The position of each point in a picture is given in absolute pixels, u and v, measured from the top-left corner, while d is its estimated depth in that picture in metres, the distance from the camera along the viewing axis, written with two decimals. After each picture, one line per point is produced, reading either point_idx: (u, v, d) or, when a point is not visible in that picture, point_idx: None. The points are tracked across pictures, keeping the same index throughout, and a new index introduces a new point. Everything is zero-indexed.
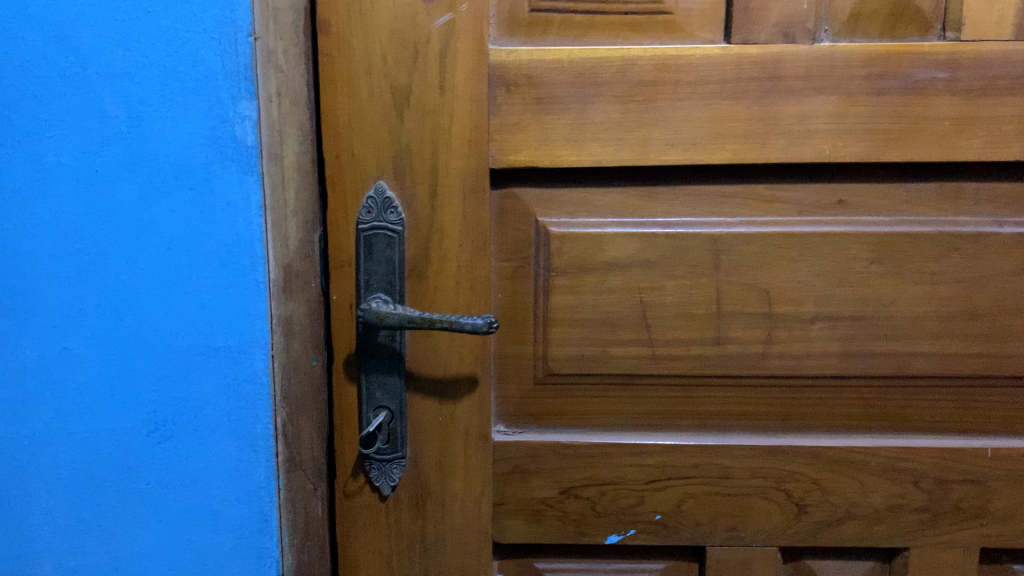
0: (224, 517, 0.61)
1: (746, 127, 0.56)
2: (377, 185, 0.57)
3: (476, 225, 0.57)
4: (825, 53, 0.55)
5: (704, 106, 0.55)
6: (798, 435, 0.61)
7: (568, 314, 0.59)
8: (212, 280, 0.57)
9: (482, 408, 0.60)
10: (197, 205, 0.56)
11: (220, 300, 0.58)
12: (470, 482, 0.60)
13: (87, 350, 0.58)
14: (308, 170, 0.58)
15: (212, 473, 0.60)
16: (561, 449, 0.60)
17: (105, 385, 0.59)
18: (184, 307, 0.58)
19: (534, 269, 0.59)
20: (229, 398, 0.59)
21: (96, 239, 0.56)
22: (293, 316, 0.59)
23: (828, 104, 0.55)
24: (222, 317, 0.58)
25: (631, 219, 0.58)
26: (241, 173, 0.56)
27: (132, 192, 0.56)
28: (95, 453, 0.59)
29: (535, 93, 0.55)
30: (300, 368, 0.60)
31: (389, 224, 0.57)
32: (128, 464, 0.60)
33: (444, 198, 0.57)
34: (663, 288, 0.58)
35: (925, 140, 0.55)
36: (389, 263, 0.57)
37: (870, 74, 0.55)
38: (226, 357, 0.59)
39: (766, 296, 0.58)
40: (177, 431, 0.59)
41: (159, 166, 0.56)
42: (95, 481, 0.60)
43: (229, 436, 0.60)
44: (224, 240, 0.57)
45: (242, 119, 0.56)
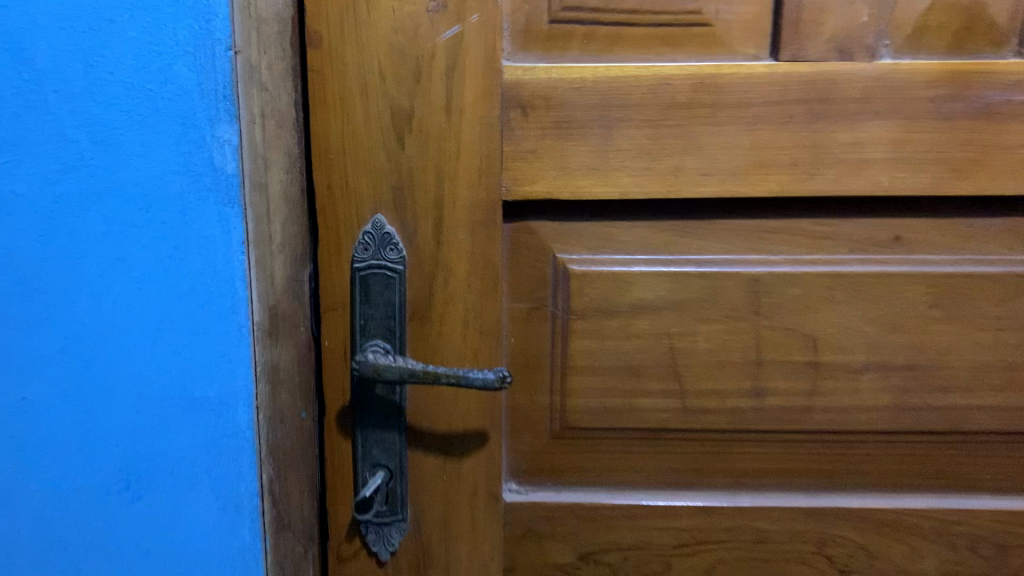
0: None
1: (793, 156, 0.49)
2: (375, 219, 0.50)
3: (486, 263, 0.51)
4: (886, 73, 0.48)
5: (746, 132, 0.49)
6: (843, 494, 0.55)
7: (589, 362, 0.52)
8: (190, 324, 0.50)
9: (491, 466, 0.53)
10: (172, 241, 0.49)
11: (198, 347, 0.51)
12: (478, 547, 0.54)
13: (50, 408, 0.49)
14: (296, 202, 0.52)
15: (190, 541, 0.53)
16: (579, 510, 0.54)
17: (60, 451, 0.50)
18: (157, 354, 0.50)
19: (551, 311, 0.52)
20: (208, 453, 0.52)
21: (58, 280, 0.48)
22: (280, 363, 0.53)
23: (887, 130, 0.49)
24: (201, 364, 0.51)
25: (660, 256, 0.51)
26: (221, 206, 0.50)
27: (92, 228, 0.48)
28: (47, 530, 0.51)
29: (555, 117, 0.49)
30: (288, 421, 0.54)
31: (389, 263, 0.51)
32: (99, 536, 0.52)
33: (451, 233, 0.50)
34: (696, 334, 0.52)
35: (996, 172, 0.49)
36: (389, 307, 0.51)
37: (936, 98, 0.48)
38: (205, 410, 0.52)
39: (811, 343, 0.52)
40: (148, 498, 0.52)
41: (125, 197, 0.48)
42: (61, 557, 0.51)
43: (210, 495, 0.53)
44: (202, 278, 0.50)
45: (222, 144, 0.49)
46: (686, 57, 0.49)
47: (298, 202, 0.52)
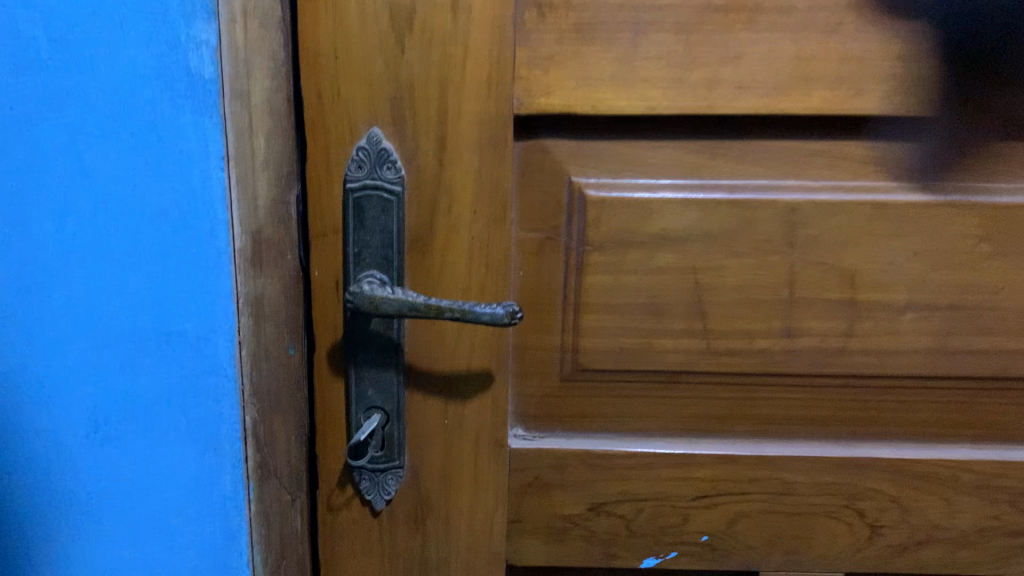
0: (182, 534, 0.49)
1: (814, 78, 0.44)
2: (371, 133, 0.45)
3: (493, 186, 0.46)
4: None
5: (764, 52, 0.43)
6: (875, 443, 0.51)
7: (605, 298, 0.48)
8: (163, 249, 0.45)
9: (496, 410, 0.49)
10: (142, 155, 0.44)
11: (172, 276, 0.46)
12: (480, 496, 0.50)
13: (9, 334, 0.45)
14: (282, 113, 0.45)
15: (166, 486, 0.49)
16: (591, 459, 0.50)
17: (23, 383, 0.46)
18: (127, 282, 0.46)
19: (564, 242, 0.47)
20: (185, 393, 0.48)
21: (16, 195, 0.44)
22: (264, 295, 0.47)
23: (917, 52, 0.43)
24: (175, 295, 0.46)
25: (688, 180, 0.46)
26: (196, 116, 0.44)
27: (54, 137, 0.43)
28: (11, 467, 0.47)
29: (573, 20, 0.43)
30: (274, 359, 0.48)
31: (386, 183, 0.46)
32: (62, 476, 0.47)
33: (455, 151, 0.45)
34: (724, 268, 0.47)
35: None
36: (385, 234, 0.46)
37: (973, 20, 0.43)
38: (182, 345, 0.47)
39: (850, 280, 0.47)
40: (120, 439, 0.47)
41: (90, 105, 0.43)
42: (22, 496, 0.47)
43: (187, 438, 0.48)
44: (176, 198, 0.45)
45: (197, 44, 0.43)
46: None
47: (284, 112, 0.45)
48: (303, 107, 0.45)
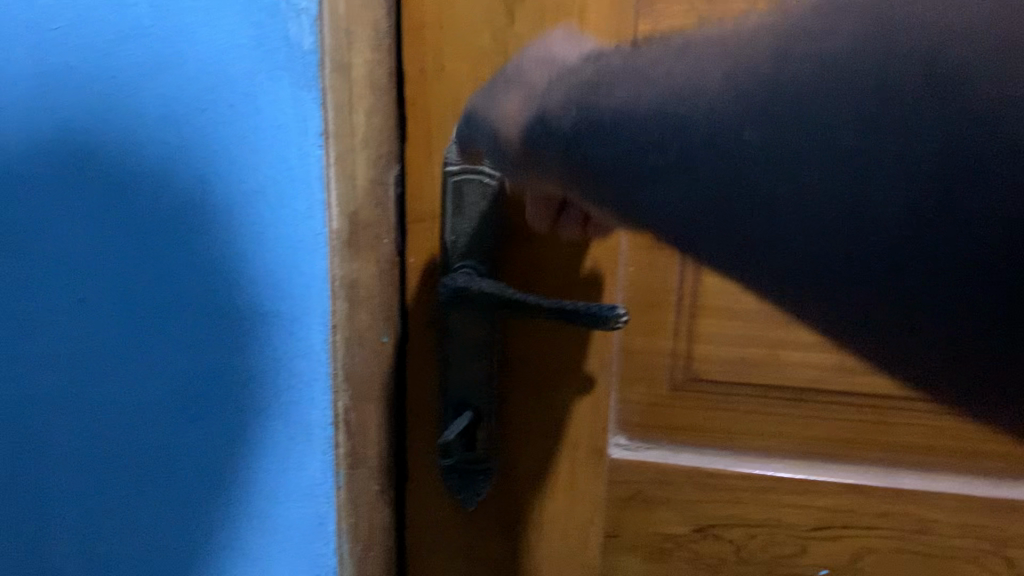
0: (270, 515, 0.48)
1: (737, 173, 0.28)
2: (473, 112, 0.42)
3: None
4: (794, 54, 0.27)
5: (624, 139, 0.32)
6: None
7: (722, 300, 0.44)
8: (259, 225, 0.43)
9: (597, 415, 0.45)
10: (238, 128, 0.42)
11: (265, 254, 0.44)
12: (576, 505, 0.47)
13: (108, 303, 0.45)
14: (381, 90, 0.44)
15: (255, 469, 0.47)
16: (698, 476, 0.45)
17: (120, 355, 0.45)
18: (223, 257, 0.44)
19: None
20: (277, 375, 0.46)
21: (116, 165, 0.43)
22: (359, 278, 0.45)
23: (820, 136, 0.26)
24: (271, 272, 0.44)
25: None
26: (292, 89, 0.41)
27: (151, 108, 0.42)
28: (108, 440, 0.47)
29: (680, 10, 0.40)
30: (367, 344, 0.46)
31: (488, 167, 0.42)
32: (155, 447, 0.47)
33: None
34: None
35: (996, 114, 0.24)
36: (483, 223, 0.43)
37: (864, 72, 0.25)
38: (275, 327, 0.45)
39: None
40: (211, 419, 0.46)
41: (185, 74, 0.41)
42: (120, 463, 0.47)
43: (278, 420, 0.46)
44: (273, 172, 0.43)
45: (288, 10, 0.40)
46: (496, 93, 0.40)
47: (383, 87, 0.44)
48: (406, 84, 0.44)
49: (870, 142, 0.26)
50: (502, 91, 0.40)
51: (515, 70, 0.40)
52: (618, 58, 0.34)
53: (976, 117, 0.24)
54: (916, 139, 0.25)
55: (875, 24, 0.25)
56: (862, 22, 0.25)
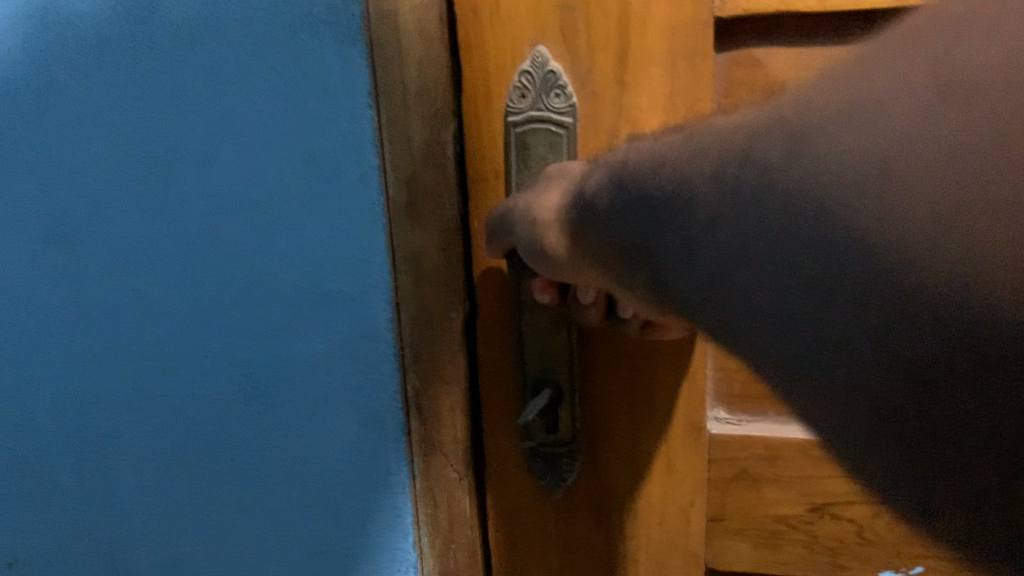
0: (344, 511, 0.44)
1: (719, 267, 0.22)
2: (535, 53, 0.36)
3: (690, 111, 0.36)
4: (757, 153, 0.21)
5: (652, 206, 0.26)
6: None
7: None
8: (311, 198, 0.40)
9: (694, 389, 0.41)
10: (283, 95, 0.38)
11: (322, 228, 0.40)
12: (675, 488, 0.42)
13: (163, 291, 0.42)
14: (435, 39, 0.38)
15: (329, 462, 0.44)
16: (811, 450, 0.40)
17: (181, 344, 0.43)
18: (275, 236, 0.41)
19: None
20: (342, 359, 0.42)
21: (160, 142, 0.40)
22: (423, 250, 0.41)
23: (800, 251, 0.20)
24: (328, 248, 0.40)
25: None
26: (339, 48, 0.38)
27: (192, 80, 0.39)
28: (178, 437, 0.44)
29: None
30: (435, 323, 0.42)
31: (554, 113, 0.37)
32: (221, 441, 0.44)
33: (640, 67, 0.36)
34: None
35: (978, 297, 0.16)
36: None
37: (871, 223, 0.18)
38: (337, 307, 0.41)
39: None
40: (281, 408, 0.43)
41: (225, 41, 0.38)
42: (188, 459, 0.45)
43: (346, 409, 0.43)
44: (322, 139, 0.39)
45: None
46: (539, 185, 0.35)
47: (436, 32, 0.38)
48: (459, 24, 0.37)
49: (873, 287, 0.18)
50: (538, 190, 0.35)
51: (565, 166, 0.35)
52: (636, 152, 0.29)
53: (952, 310, 0.17)
54: (900, 300, 0.18)
55: (835, 131, 0.19)
56: (793, 142, 0.20)
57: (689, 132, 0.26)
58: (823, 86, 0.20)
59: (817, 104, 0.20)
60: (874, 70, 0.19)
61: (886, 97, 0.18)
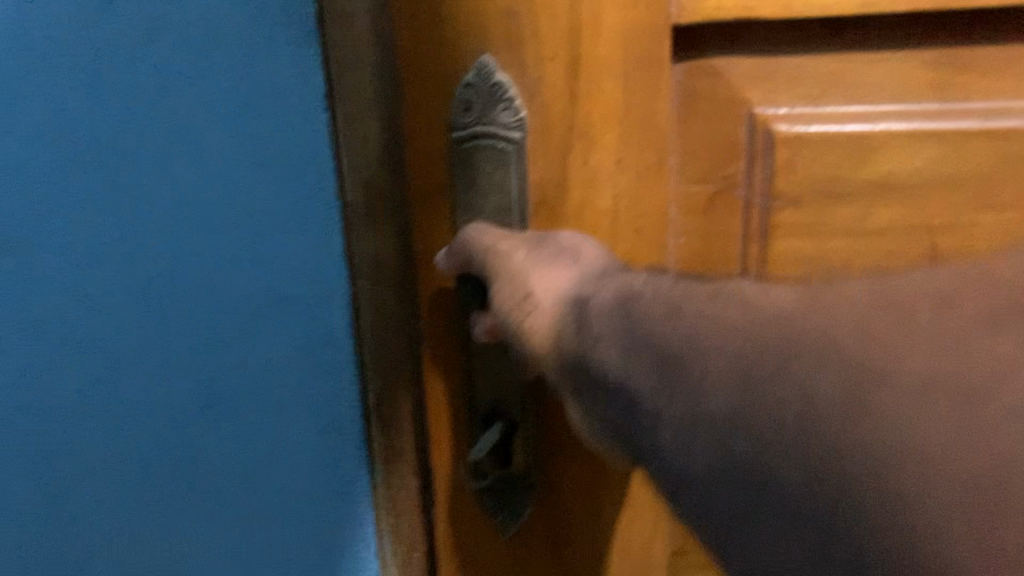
0: (304, 513, 0.43)
1: (724, 470, 0.22)
2: (480, 63, 0.33)
3: (647, 125, 0.34)
4: (760, 317, 0.23)
5: (658, 363, 0.24)
6: None
7: (797, 267, 0.36)
8: (265, 202, 0.38)
9: None
10: (230, 97, 0.36)
11: (275, 231, 0.38)
12: (637, 516, 0.40)
13: (98, 305, 0.39)
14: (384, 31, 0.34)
15: (291, 466, 0.42)
16: None
17: (119, 360, 0.40)
18: (224, 242, 0.38)
19: (744, 196, 0.35)
20: (302, 363, 0.41)
21: (86, 146, 0.36)
22: (381, 255, 0.38)
23: (807, 473, 0.20)
24: (283, 250, 0.38)
25: (922, 108, 0.33)
26: (291, 46, 0.35)
27: (117, 83, 0.35)
28: (117, 458, 0.42)
29: None
30: (394, 327, 0.39)
31: (501, 129, 0.34)
32: (172, 455, 0.42)
33: (593, 78, 0.33)
34: (975, 230, 0.34)
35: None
36: (501, 197, 0.35)
37: (853, 398, 0.20)
38: (293, 311, 0.40)
39: None
40: (238, 418, 0.41)
41: (157, 37, 0.35)
42: (135, 476, 0.42)
43: (306, 412, 0.41)
44: (273, 139, 0.37)
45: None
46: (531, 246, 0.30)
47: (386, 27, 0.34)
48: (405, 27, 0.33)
49: (852, 558, 0.19)
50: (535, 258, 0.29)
51: (574, 245, 0.30)
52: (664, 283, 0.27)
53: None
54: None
55: (834, 323, 0.21)
56: (788, 326, 0.22)
57: (725, 283, 0.25)
58: (827, 293, 0.22)
59: (823, 300, 0.22)
60: (891, 292, 0.21)
61: (905, 311, 0.21)
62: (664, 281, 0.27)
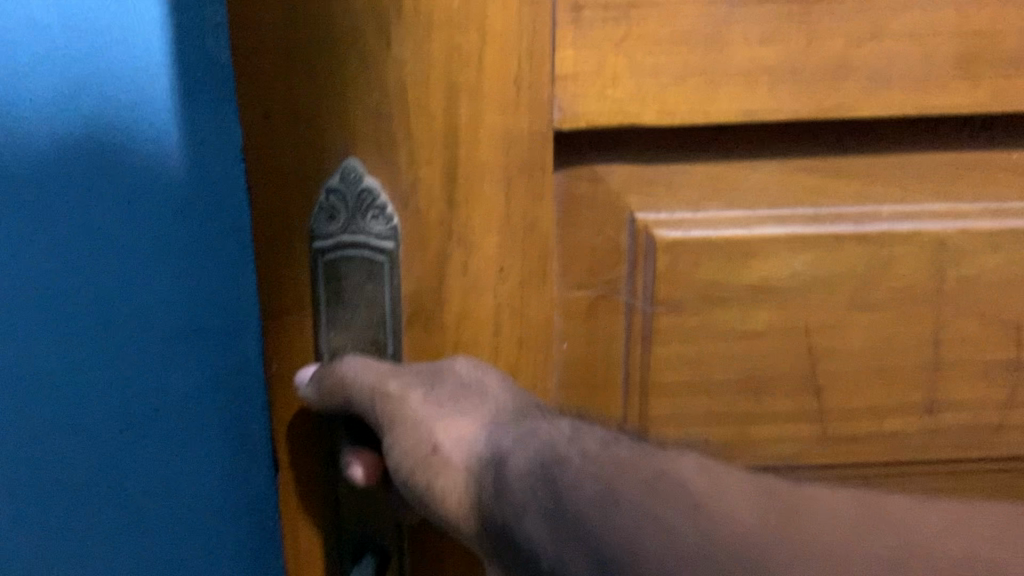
0: (222, 494, 0.54)
1: None
2: (348, 167, 0.30)
3: (528, 233, 0.32)
4: (746, 507, 0.25)
5: (568, 516, 0.27)
6: None
7: (682, 373, 0.35)
8: (199, 244, 0.48)
9: None
10: (193, 145, 0.46)
11: (219, 254, 0.48)
12: None
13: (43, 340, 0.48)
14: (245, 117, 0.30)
15: (233, 443, 0.53)
16: None
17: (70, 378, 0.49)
18: (163, 276, 0.48)
19: (626, 301, 0.34)
20: (216, 374, 0.51)
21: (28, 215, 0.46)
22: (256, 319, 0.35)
23: None
24: (211, 282, 0.49)
25: (797, 212, 0.33)
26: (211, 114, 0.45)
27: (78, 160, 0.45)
28: (71, 461, 0.51)
29: (632, 19, 0.29)
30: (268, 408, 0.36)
31: (372, 239, 0.31)
32: (97, 461, 0.51)
33: (471, 184, 0.31)
34: (847, 330, 0.34)
35: None
36: (374, 311, 0.32)
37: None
38: (212, 327, 0.50)
39: (1013, 335, 0.35)
40: (160, 420, 0.51)
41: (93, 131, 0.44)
42: (72, 479, 0.52)
43: (223, 409, 0.52)
44: (197, 198, 0.47)
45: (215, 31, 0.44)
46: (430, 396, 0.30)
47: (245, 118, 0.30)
48: (262, 126, 0.30)
49: None
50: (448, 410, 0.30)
51: (477, 386, 0.30)
52: (584, 432, 0.29)
53: None
54: None
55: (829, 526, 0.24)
56: (782, 515, 0.24)
57: (662, 459, 0.27)
58: (832, 500, 0.25)
59: (833, 511, 0.24)
60: (898, 515, 0.24)
61: (914, 538, 0.23)
62: (588, 445, 0.28)
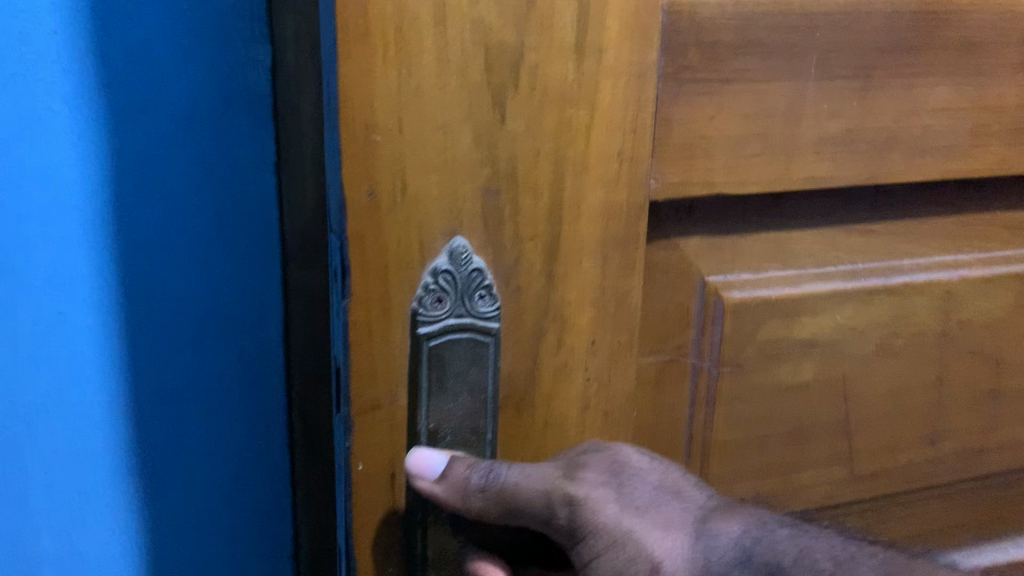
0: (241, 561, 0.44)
1: None
2: (455, 245, 0.28)
3: (619, 306, 0.31)
4: None
5: None
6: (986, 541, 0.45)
7: (741, 430, 0.36)
8: (219, 266, 0.39)
9: None
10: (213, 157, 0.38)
11: (247, 279, 0.40)
12: None
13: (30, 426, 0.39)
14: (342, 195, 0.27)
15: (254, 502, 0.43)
16: None
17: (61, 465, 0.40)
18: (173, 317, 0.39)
19: (694, 364, 0.34)
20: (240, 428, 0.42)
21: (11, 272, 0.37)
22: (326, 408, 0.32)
23: None
24: (235, 310, 0.40)
25: (838, 269, 0.36)
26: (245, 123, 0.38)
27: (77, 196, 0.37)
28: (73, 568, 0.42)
29: (723, 94, 0.30)
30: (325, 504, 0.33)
31: (479, 318, 0.29)
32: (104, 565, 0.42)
33: (572, 259, 0.30)
34: (875, 376, 0.37)
35: None
36: (476, 395, 0.30)
37: None
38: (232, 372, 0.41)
39: (995, 367, 0.40)
40: (170, 493, 0.42)
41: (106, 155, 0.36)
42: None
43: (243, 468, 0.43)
44: (219, 212, 0.39)
45: (254, 62, 0.37)
46: (623, 497, 0.30)
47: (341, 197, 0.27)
48: (362, 208, 0.27)
49: None
50: (656, 507, 0.30)
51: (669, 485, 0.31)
52: (813, 547, 0.30)
53: None
54: None
55: None
56: None
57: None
58: None
59: None
60: None
61: None
62: (823, 565, 0.29)
